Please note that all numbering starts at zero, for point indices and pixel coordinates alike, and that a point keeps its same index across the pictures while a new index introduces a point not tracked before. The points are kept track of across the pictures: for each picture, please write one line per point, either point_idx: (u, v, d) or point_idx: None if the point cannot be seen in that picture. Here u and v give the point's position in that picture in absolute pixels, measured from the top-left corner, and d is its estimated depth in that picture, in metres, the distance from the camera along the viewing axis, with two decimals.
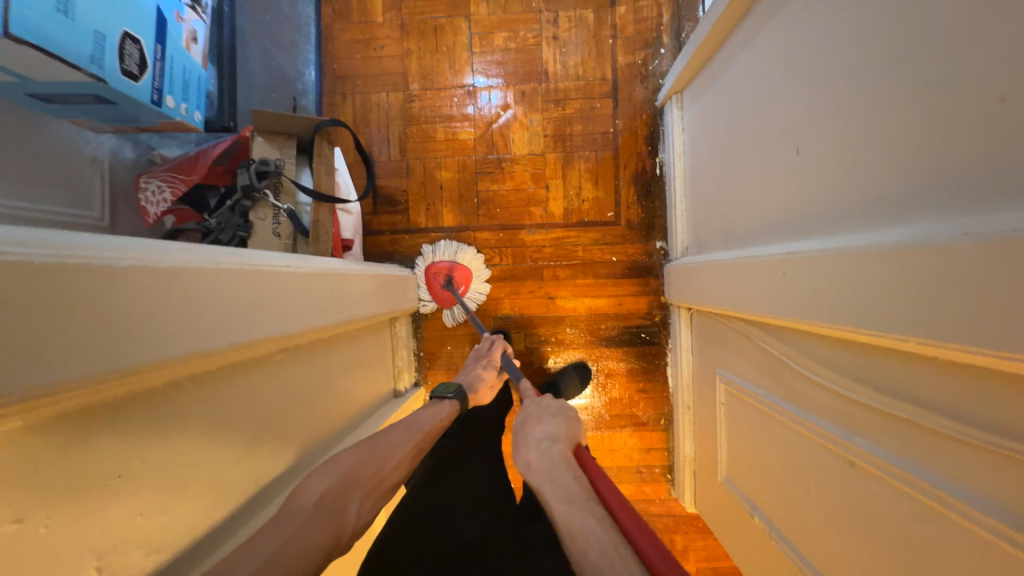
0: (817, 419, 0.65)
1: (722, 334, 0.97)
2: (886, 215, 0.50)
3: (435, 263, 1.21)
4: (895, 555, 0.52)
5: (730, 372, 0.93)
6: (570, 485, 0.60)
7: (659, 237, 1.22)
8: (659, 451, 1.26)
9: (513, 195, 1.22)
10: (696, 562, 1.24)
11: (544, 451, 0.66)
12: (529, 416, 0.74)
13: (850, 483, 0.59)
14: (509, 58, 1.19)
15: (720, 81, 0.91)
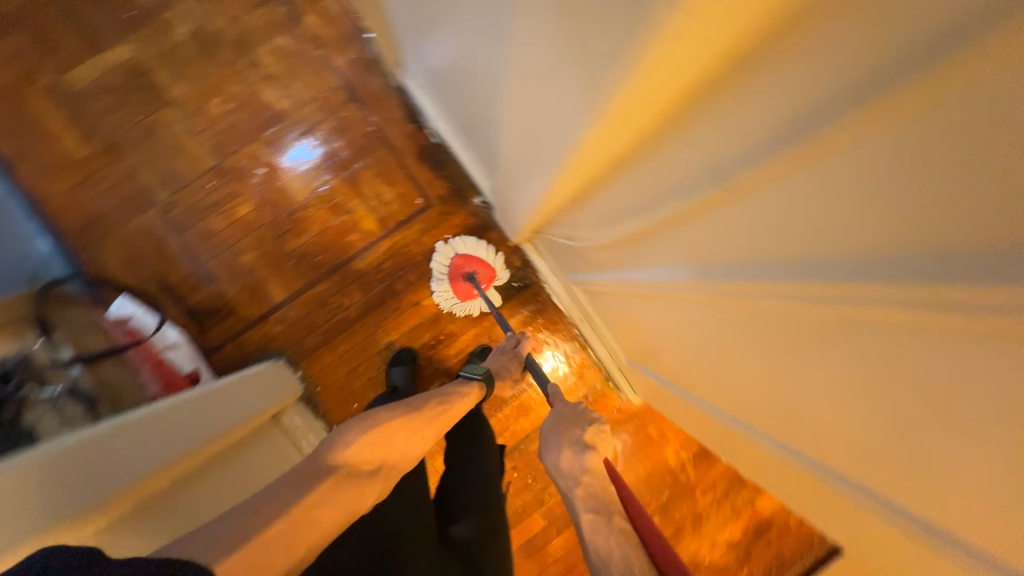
0: (641, 270, 0.66)
1: (558, 246, 0.97)
2: (530, 51, 0.50)
3: (462, 257, 1.21)
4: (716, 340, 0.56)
5: (585, 272, 0.90)
6: (595, 486, 0.65)
7: (472, 196, 1.23)
8: (590, 370, 1.29)
9: (327, 234, 1.19)
10: (676, 438, 1.30)
11: (577, 460, 0.70)
12: (565, 418, 0.78)
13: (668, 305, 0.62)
14: (236, 119, 1.16)
15: (409, 24, 0.91)
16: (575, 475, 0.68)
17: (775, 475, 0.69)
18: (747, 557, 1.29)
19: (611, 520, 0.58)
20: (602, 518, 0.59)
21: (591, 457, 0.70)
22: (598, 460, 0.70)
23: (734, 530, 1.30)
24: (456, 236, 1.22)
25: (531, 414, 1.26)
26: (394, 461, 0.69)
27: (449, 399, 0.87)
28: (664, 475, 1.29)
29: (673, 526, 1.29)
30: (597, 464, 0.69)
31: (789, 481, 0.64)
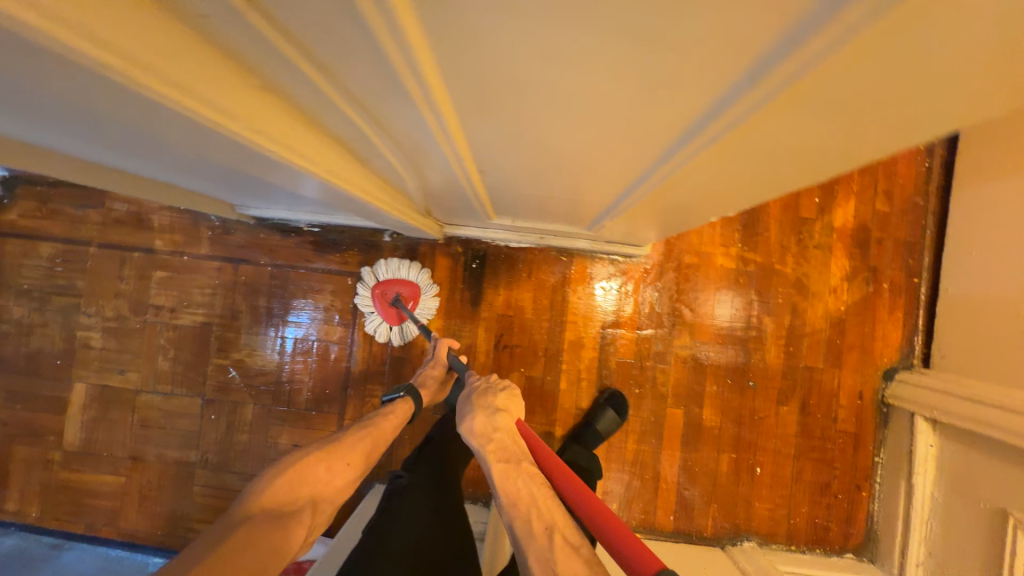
0: (459, 159, 0.55)
1: (433, 195, 0.86)
2: (93, 113, 0.36)
3: (384, 283, 1.19)
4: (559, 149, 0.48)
5: (459, 191, 0.75)
6: (506, 439, 0.69)
7: (382, 239, 1.25)
8: (596, 267, 1.21)
9: (318, 367, 1.24)
10: (715, 240, 1.19)
11: (488, 418, 0.72)
12: (480, 391, 0.79)
13: (509, 153, 0.52)
14: (185, 356, 1.24)
15: (159, 170, 0.85)
16: (489, 434, 0.70)
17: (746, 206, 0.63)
18: (874, 273, 1.16)
19: (519, 465, 0.65)
20: (511, 466, 0.65)
21: (503, 416, 0.72)
22: (511, 421, 0.73)
23: (840, 263, 1.17)
24: (367, 269, 1.21)
25: (585, 343, 1.21)
26: (314, 495, 0.71)
27: (372, 420, 0.88)
28: (736, 280, 1.18)
29: (788, 311, 1.17)
30: (510, 423, 0.72)
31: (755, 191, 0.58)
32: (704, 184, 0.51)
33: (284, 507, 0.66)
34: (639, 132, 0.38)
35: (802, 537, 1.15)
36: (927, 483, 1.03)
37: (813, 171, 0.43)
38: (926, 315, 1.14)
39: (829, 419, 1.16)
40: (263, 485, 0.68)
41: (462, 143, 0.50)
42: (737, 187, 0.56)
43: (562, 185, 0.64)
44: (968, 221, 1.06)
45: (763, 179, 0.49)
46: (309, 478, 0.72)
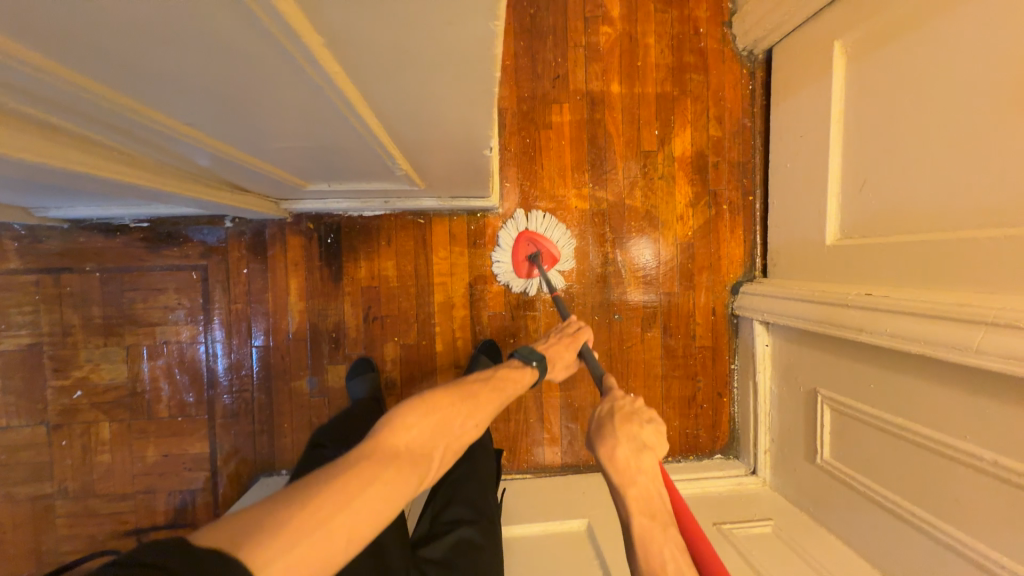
0: (180, 138, 0.52)
1: (236, 176, 0.81)
2: None
3: (536, 234, 1.18)
4: (250, 109, 0.46)
5: (241, 167, 0.71)
6: (646, 491, 0.65)
7: (224, 226, 1.16)
8: (456, 226, 1.20)
9: (177, 370, 1.16)
10: (569, 185, 1.21)
11: (635, 455, 0.68)
12: (623, 413, 0.74)
13: (221, 123, 0.50)
14: (15, 384, 1.12)
15: None
16: (632, 474, 0.66)
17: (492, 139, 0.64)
18: (714, 196, 1.23)
19: (667, 529, 0.63)
20: (657, 528, 0.62)
21: (649, 456, 0.69)
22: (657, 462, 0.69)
23: (684, 190, 1.23)
24: (522, 213, 1.19)
25: (456, 303, 1.21)
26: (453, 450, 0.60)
27: (506, 382, 0.76)
28: (592, 221, 1.22)
29: (642, 243, 1.23)
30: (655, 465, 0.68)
31: (485, 128, 0.59)
32: (410, 113, 0.51)
33: (431, 445, 0.56)
34: (254, 74, 0.37)
35: (676, 448, 1.25)
36: (766, 379, 1.14)
37: (467, 87, 0.45)
38: (761, 230, 1.23)
39: (689, 338, 1.24)
40: (422, 415, 0.58)
41: (197, 132, 0.51)
42: (463, 121, 0.56)
43: (320, 145, 0.62)
44: (783, 137, 1.14)
45: (451, 105, 0.50)
46: (456, 421, 0.62)
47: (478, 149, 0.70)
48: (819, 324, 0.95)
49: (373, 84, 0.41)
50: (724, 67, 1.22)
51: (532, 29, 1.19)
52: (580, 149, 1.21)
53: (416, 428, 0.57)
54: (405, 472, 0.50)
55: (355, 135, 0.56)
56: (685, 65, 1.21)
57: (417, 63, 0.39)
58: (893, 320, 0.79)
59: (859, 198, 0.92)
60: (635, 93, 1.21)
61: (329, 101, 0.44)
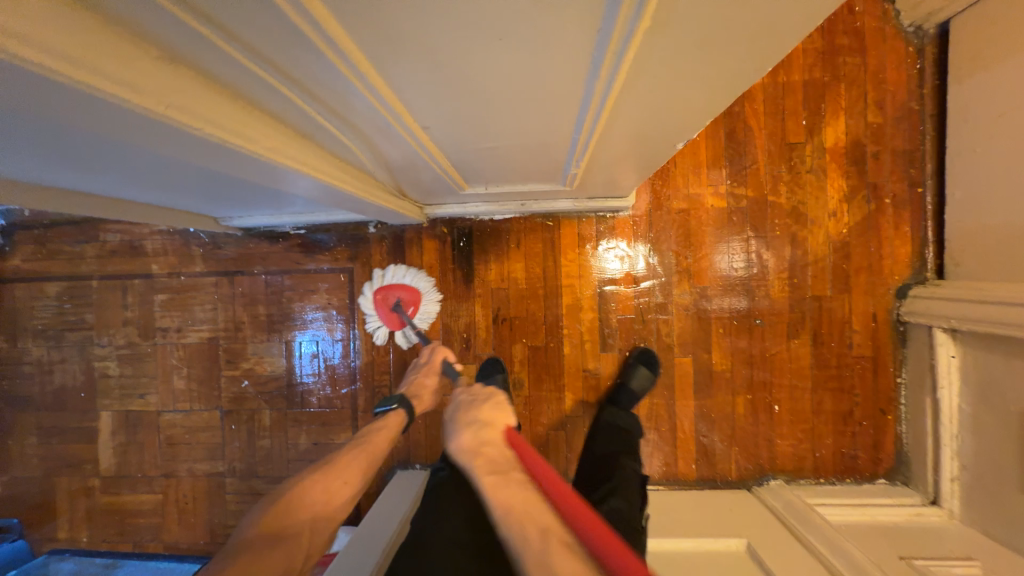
0: (403, 129, 0.55)
1: (403, 180, 0.87)
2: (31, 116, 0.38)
3: (386, 286, 1.22)
4: (493, 96, 0.47)
5: (420, 168, 0.75)
6: (493, 454, 0.70)
7: (367, 231, 1.25)
8: (584, 227, 1.19)
9: (326, 365, 1.26)
10: (703, 182, 1.16)
11: (475, 434, 0.73)
12: (465, 405, 0.82)
13: (448, 113, 0.52)
14: (197, 373, 1.28)
15: (131, 189, 0.86)
16: (477, 448, 0.70)
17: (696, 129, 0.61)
18: (874, 189, 1.11)
19: (512, 479, 0.64)
20: (501, 477, 0.64)
21: (489, 430, 0.74)
22: (499, 432, 0.74)
23: (837, 184, 1.12)
24: (372, 273, 1.24)
25: (583, 305, 1.19)
26: (314, 515, 0.71)
27: (373, 439, 0.87)
28: (730, 219, 1.15)
29: (787, 243, 1.13)
30: (498, 436, 0.73)
31: (695, 118, 0.56)
32: (641, 103, 0.50)
33: (281, 529, 0.67)
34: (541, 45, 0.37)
35: (831, 468, 1.12)
36: (951, 394, 0.99)
37: (731, 69, 0.42)
38: (934, 227, 1.09)
39: (844, 347, 1.12)
40: (261, 513, 0.69)
41: (412, 120, 0.53)
42: (683, 110, 0.53)
43: (519, 142, 0.63)
44: (970, 118, 1.00)
45: (691, 92, 0.47)
46: (308, 497, 0.73)
47: (665, 143, 0.67)
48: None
49: (647, 69, 0.40)
50: (885, 46, 1.10)
51: None
52: (715, 144, 1.15)
53: (265, 517, 0.68)
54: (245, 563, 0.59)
55: (567, 126, 0.56)
56: (837, 47, 1.11)
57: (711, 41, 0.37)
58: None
59: None
60: (779, 82, 1.13)
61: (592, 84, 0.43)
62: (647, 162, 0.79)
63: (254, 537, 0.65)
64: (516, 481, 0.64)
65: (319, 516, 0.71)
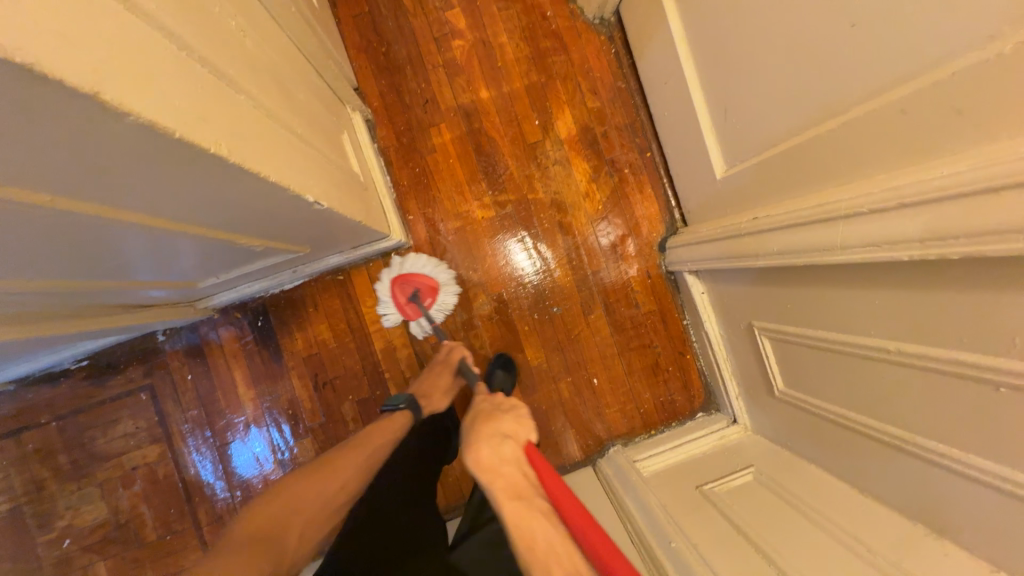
0: (222, 222, 0.63)
1: (138, 294, 0.85)
2: None
3: (409, 272, 1.16)
4: (179, 211, 0.53)
5: (243, 254, 0.82)
6: (514, 477, 0.71)
7: (157, 341, 1.19)
8: (372, 272, 1.21)
9: (154, 491, 1.18)
10: (469, 198, 1.22)
11: (496, 450, 0.73)
12: (484, 416, 0.81)
13: (221, 212, 0.59)
14: (5, 551, 1.13)
15: None
16: (495, 468, 0.71)
17: (310, 202, 0.65)
18: (612, 164, 1.23)
19: (531, 503, 0.67)
20: (526, 506, 0.66)
21: (510, 447, 0.75)
22: (518, 448, 0.75)
23: (581, 168, 1.22)
24: (392, 260, 1.17)
25: (396, 345, 1.21)
26: (307, 521, 0.80)
27: (365, 437, 0.92)
28: (502, 225, 1.22)
29: (558, 232, 1.22)
30: (518, 453, 0.74)
31: (290, 197, 0.60)
32: (199, 201, 0.52)
33: (277, 526, 0.77)
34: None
35: (657, 419, 1.22)
36: (714, 325, 1.12)
37: (204, 172, 0.45)
38: (669, 183, 1.22)
39: (633, 308, 1.22)
40: (254, 513, 0.77)
41: (210, 222, 0.62)
42: (267, 193, 0.57)
43: (156, 249, 0.63)
44: (656, 87, 1.14)
45: (215, 187, 0.50)
46: (298, 501, 0.81)
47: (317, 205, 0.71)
48: (741, 259, 0.87)
49: (111, 189, 0.42)
50: (582, 40, 1.23)
51: (387, 65, 1.22)
52: (468, 162, 1.22)
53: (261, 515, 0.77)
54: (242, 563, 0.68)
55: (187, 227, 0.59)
56: (544, 50, 1.23)
57: (121, 165, 0.39)
58: (815, 232, 0.67)
59: (729, 126, 0.91)
60: (504, 94, 1.22)
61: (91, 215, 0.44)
62: (340, 220, 0.82)
63: (244, 538, 0.73)
64: (538, 509, 0.66)
65: (310, 517, 0.81)
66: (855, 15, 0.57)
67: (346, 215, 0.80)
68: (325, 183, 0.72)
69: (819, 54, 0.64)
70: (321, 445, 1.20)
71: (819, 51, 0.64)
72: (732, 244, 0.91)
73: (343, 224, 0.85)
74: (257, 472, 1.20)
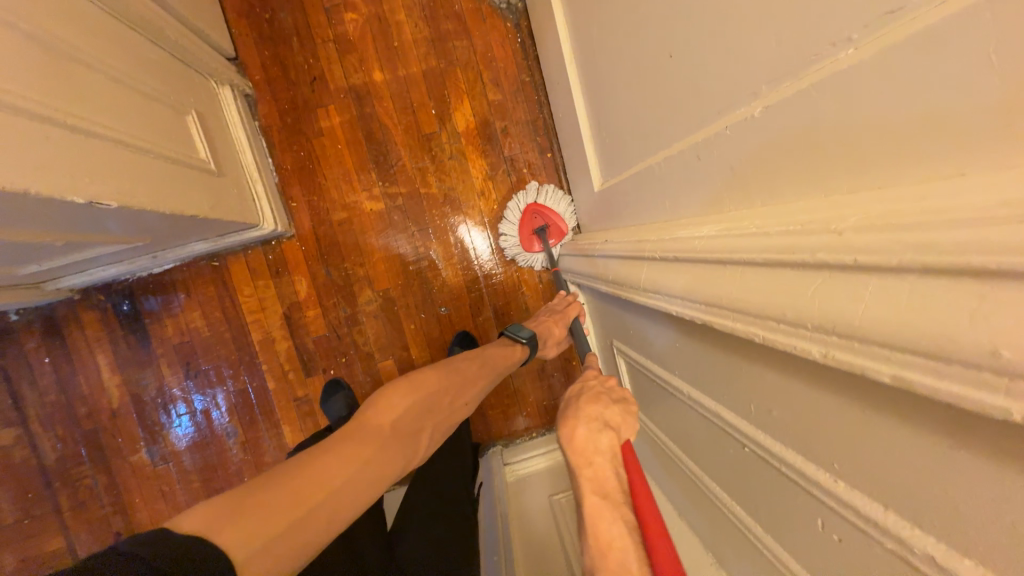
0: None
1: None
2: None
3: (540, 204, 1.14)
4: None
5: (59, 245, 0.76)
6: (605, 472, 0.58)
7: (9, 320, 1.11)
8: (251, 262, 1.15)
9: (8, 475, 1.13)
10: (357, 188, 1.16)
11: (594, 437, 0.61)
12: (590, 395, 0.70)
13: None
14: None
15: None
16: (588, 456, 0.59)
17: (81, 202, 0.59)
18: (511, 163, 1.18)
19: (617, 504, 0.54)
20: (608, 504, 0.54)
21: (610, 438, 0.62)
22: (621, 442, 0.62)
23: (478, 165, 1.17)
24: (535, 189, 1.15)
25: (276, 337, 1.17)
26: (439, 422, 0.73)
27: (488, 356, 0.88)
28: (391, 218, 1.17)
29: (449, 229, 1.18)
30: (617, 448, 0.61)
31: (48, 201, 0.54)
32: None
33: (415, 426, 0.69)
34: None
35: (538, 421, 1.23)
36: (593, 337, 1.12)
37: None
38: (568, 187, 1.19)
39: (523, 312, 1.21)
40: (393, 408, 0.68)
41: None
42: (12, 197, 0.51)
43: None
44: (553, 87, 1.09)
45: None
46: (437, 406, 0.74)
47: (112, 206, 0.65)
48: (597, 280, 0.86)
49: None
50: (487, 24, 1.15)
51: (272, 36, 1.12)
52: (358, 149, 1.15)
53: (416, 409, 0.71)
54: (369, 451, 0.60)
55: None
56: (444, 33, 1.14)
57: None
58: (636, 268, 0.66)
59: (604, 139, 0.88)
60: (400, 77, 1.14)
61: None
62: (162, 216, 0.76)
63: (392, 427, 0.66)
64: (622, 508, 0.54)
65: (445, 413, 0.75)
66: (672, 46, 0.54)
67: (168, 210, 0.74)
68: (122, 177, 0.65)
69: (654, 81, 0.61)
70: (192, 433, 1.17)
71: (654, 76, 0.61)
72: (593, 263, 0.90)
73: (171, 218, 0.79)
74: (126, 457, 1.16)
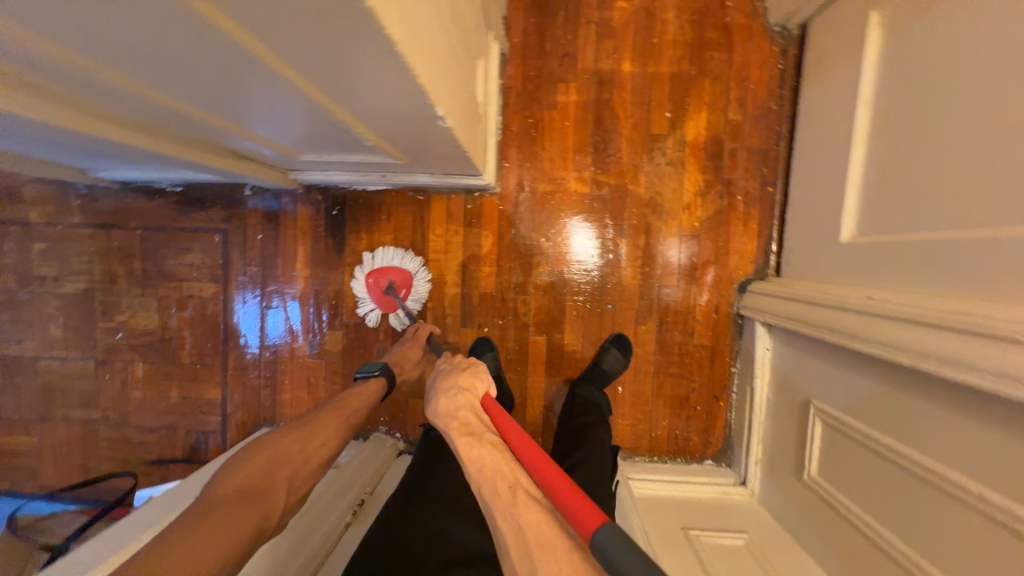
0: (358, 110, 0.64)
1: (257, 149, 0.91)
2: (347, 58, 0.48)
3: (375, 268, 1.21)
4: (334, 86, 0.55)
5: (358, 145, 0.85)
6: (466, 416, 0.61)
7: (244, 194, 1.26)
8: (451, 206, 1.22)
9: (200, 322, 1.29)
10: (568, 166, 1.18)
11: (447, 396, 0.64)
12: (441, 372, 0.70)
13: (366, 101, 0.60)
14: (72, 323, 1.29)
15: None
16: (450, 414, 0.62)
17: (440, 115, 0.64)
18: (727, 186, 1.15)
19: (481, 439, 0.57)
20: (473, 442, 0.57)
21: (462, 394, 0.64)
22: (477, 399, 0.65)
23: (693, 178, 1.15)
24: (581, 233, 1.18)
25: (447, 281, 1.23)
26: (294, 474, 0.70)
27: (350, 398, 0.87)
28: (590, 205, 1.17)
29: (643, 233, 1.17)
30: (471, 399, 0.64)
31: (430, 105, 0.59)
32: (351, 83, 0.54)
33: (264, 479, 0.67)
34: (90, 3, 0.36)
35: (665, 448, 1.19)
36: (764, 385, 1.07)
37: (368, 50, 0.45)
38: (779, 225, 1.13)
39: (686, 336, 1.17)
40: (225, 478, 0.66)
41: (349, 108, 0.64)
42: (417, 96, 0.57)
43: (295, 112, 0.66)
44: (810, 122, 1.04)
45: (372, 71, 0.50)
46: (284, 462, 0.70)
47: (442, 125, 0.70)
48: (834, 333, 0.81)
49: (292, 46, 0.44)
50: (751, 44, 1.12)
51: (542, 6, 1.16)
52: (583, 130, 1.17)
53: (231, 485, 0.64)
54: (216, 524, 0.57)
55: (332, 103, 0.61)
56: (705, 42, 1.13)
57: (294, 15, 0.38)
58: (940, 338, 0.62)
59: (881, 191, 0.81)
60: (647, 73, 1.14)
61: (251, 53, 0.44)
62: (453, 144, 0.81)
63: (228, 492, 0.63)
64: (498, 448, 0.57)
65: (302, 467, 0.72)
66: None
67: (460, 142, 0.79)
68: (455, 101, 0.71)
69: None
70: (349, 340, 1.27)
71: None
72: (827, 314, 0.85)
73: (451, 148, 0.84)
74: (287, 342, 1.28)
